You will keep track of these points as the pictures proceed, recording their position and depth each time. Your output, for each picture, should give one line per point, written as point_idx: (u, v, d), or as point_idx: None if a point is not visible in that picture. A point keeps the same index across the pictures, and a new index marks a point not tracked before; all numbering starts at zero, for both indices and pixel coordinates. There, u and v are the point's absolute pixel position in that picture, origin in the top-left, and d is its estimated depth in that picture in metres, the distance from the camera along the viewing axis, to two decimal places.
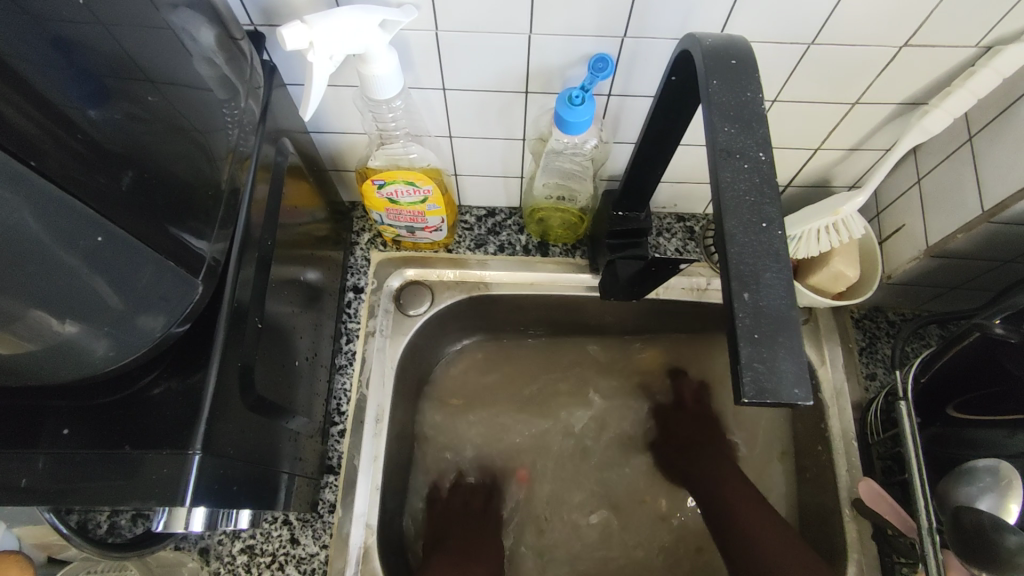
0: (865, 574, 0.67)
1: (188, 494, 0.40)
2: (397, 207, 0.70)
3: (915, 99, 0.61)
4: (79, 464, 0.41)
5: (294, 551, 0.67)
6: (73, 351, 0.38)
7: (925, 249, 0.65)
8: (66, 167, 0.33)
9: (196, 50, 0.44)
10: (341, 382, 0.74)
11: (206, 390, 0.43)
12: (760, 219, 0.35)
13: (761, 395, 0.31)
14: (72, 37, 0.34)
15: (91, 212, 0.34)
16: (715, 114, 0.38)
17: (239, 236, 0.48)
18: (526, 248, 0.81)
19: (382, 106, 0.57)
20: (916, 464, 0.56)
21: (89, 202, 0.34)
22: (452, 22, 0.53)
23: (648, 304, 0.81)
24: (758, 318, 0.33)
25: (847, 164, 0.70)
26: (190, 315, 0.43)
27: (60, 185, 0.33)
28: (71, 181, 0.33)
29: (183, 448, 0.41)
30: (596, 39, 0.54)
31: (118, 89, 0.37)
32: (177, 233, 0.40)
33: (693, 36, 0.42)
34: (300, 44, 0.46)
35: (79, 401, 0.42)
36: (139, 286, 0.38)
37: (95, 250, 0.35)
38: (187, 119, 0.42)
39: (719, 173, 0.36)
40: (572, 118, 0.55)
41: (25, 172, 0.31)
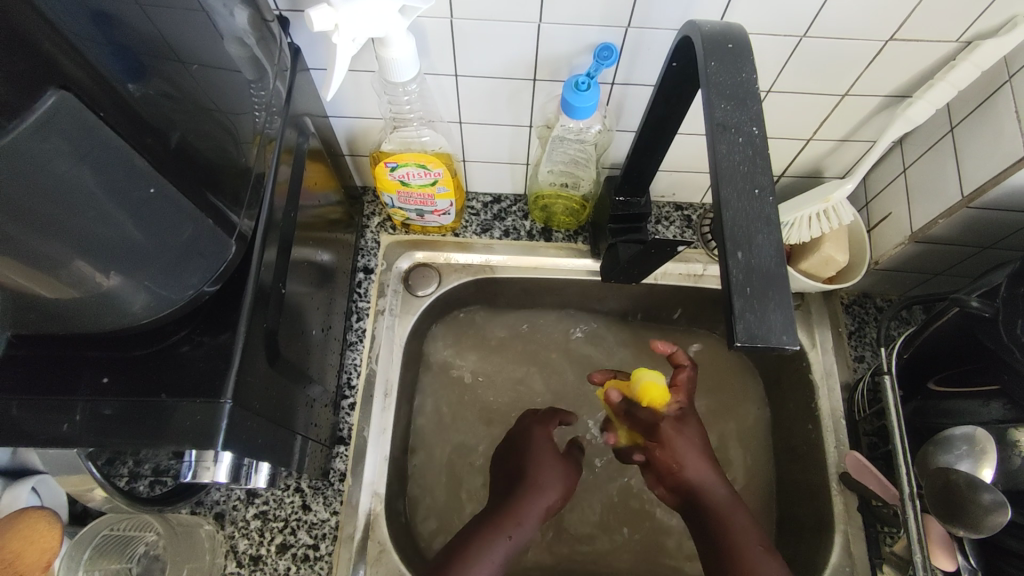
0: (850, 543, 0.70)
1: (220, 439, 0.43)
2: (408, 189, 0.74)
3: (900, 92, 0.64)
4: (117, 410, 0.44)
5: (305, 517, 0.69)
6: (117, 302, 0.41)
7: (909, 234, 0.69)
8: (121, 125, 0.35)
9: (230, 32, 0.47)
10: (352, 358, 0.78)
11: (236, 347, 0.46)
12: (752, 186, 0.38)
13: (752, 340, 0.34)
14: (112, 13, 0.34)
15: (147, 167, 0.37)
16: (712, 93, 0.41)
17: (266, 214, 0.51)
18: (530, 234, 0.85)
19: (398, 89, 0.60)
20: (898, 434, 0.59)
21: (145, 157, 0.37)
22: (467, 11, 0.56)
23: (647, 289, 0.85)
24: (750, 273, 0.36)
25: (837, 155, 0.74)
26: (222, 276, 0.46)
27: (123, 140, 0.36)
28: (128, 134, 0.36)
29: (216, 398, 0.44)
30: (601, 28, 0.58)
31: (151, 67, 0.37)
32: (214, 199, 0.43)
33: (694, 24, 0.46)
34: (326, 27, 0.50)
35: (116, 353, 0.45)
36: (183, 241, 0.41)
37: (149, 201, 0.38)
38: (220, 100, 0.45)
39: (716, 145, 0.39)
40: (578, 103, 0.59)
41: (94, 123, 0.34)
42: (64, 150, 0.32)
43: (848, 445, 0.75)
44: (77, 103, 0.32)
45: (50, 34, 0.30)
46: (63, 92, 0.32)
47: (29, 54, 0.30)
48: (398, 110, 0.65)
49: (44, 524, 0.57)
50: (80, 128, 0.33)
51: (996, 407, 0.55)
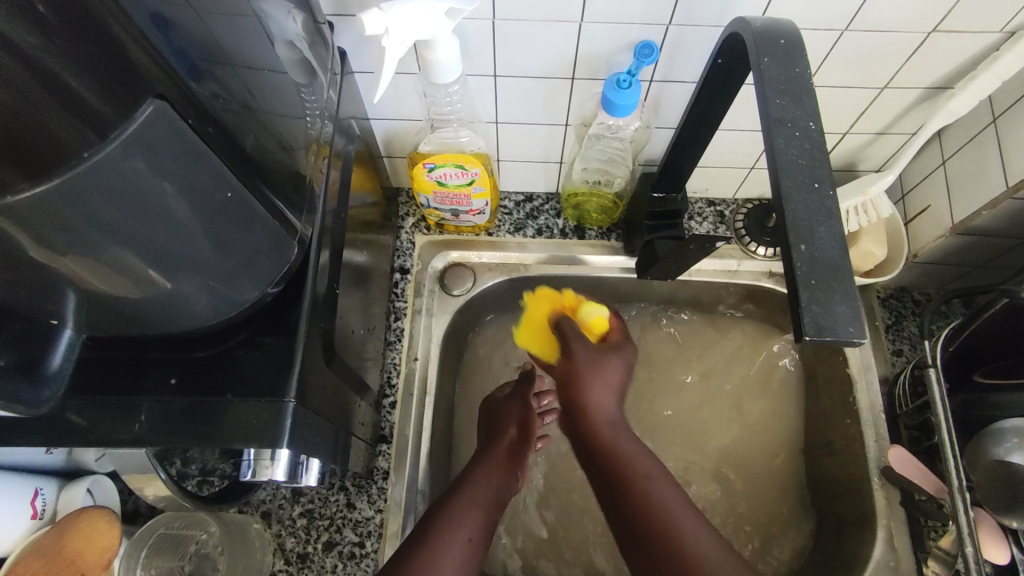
0: (894, 537, 0.70)
1: (285, 438, 0.44)
2: (444, 190, 0.74)
3: (941, 84, 0.64)
4: (182, 410, 0.45)
5: (350, 515, 0.70)
6: (186, 305, 0.42)
7: (950, 227, 0.69)
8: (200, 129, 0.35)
9: (278, 34, 0.48)
10: (392, 357, 0.79)
11: (296, 347, 0.47)
12: (813, 180, 0.39)
13: (820, 334, 0.35)
14: (170, 17, 0.33)
15: (226, 172, 0.38)
16: (767, 88, 0.42)
17: (320, 215, 0.52)
18: (563, 232, 0.85)
19: (441, 90, 0.61)
20: (945, 425, 0.59)
21: (225, 162, 0.38)
22: (509, 12, 0.57)
23: (680, 285, 0.85)
24: (814, 265, 0.36)
25: (874, 148, 0.74)
26: (284, 277, 0.47)
27: (206, 145, 0.36)
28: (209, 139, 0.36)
29: (280, 397, 0.45)
30: (642, 26, 0.58)
31: (208, 72, 0.36)
32: (279, 202, 0.44)
33: (743, 20, 0.46)
34: (377, 30, 0.50)
35: (180, 355, 0.47)
36: (252, 245, 0.42)
37: (226, 206, 0.39)
38: (274, 109, 0.45)
39: (774, 139, 0.40)
40: (619, 100, 0.59)
41: (184, 130, 0.34)
42: (155, 155, 0.33)
43: (888, 440, 0.74)
44: (171, 110, 0.33)
45: (130, 32, 0.30)
46: (160, 102, 0.33)
47: (112, 54, 0.30)
48: (438, 111, 0.66)
49: (103, 523, 0.59)
50: (171, 134, 0.34)
51: None
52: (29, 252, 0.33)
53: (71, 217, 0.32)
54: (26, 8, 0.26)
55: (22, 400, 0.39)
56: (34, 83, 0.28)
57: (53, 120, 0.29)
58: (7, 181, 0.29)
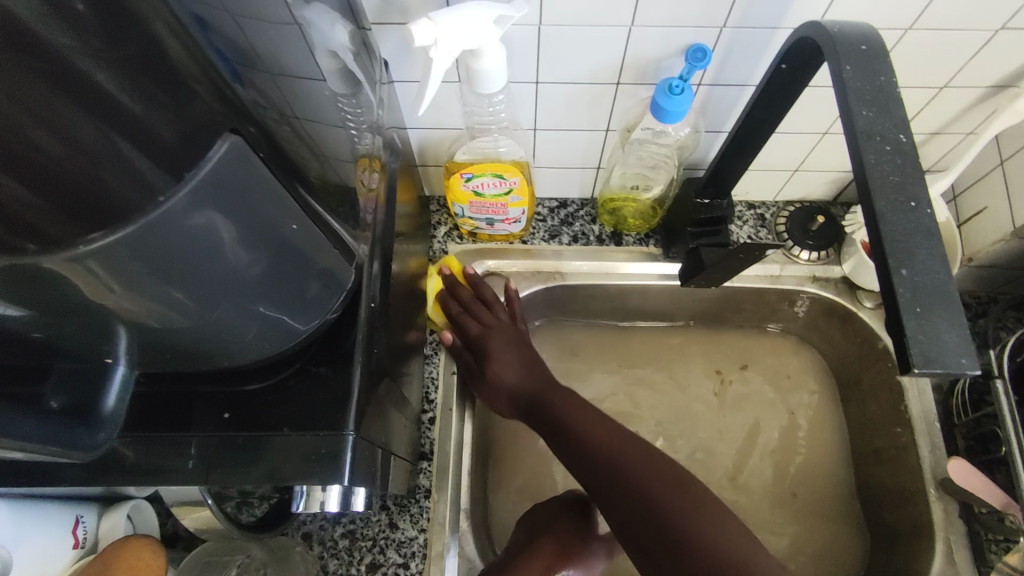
0: (954, 551, 0.68)
1: (344, 473, 0.42)
2: (481, 199, 0.72)
3: (1004, 82, 0.61)
4: (237, 446, 0.43)
5: (393, 535, 0.69)
6: (239, 337, 0.40)
7: (1012, 230, 0.66)
8: (261, 149, 0.34)
9: (325, 46, 0.46)
10: (430, 371, 0.77)
11: (353, 377, 0.45)
12: (907, 198, 0.36)
13: (928, 365, 0.32)
14: (209, 19, 0.30)
15: (290, 203, 0.36)
16: (851, 98, 0.39)
17: (372, 235, 0.49)
18: (600, 239, 0.83)
19: (484, 100, 0.59)
20: (1014, 438, 0.57)
21: (289, 192, 0.36)
22: (556, 16, 0.54)
23: (721, 291, 0.83)
24: (917, 291, 0.34)
25: (927, 148, 0.71)
26: (342, 303, 0.45)
27: (271, 175, 0.34)
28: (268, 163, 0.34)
29: (339, 429, 0.43)
30: (696, 30, 0.56)
31: (251, 76, 0.33)
32: (337, 226, 0.42)
33: (817, 24, 0.43)
34: (426, 41, 0.48)
35: (230, 388, 0.45)
36: (313, 274, 0.40)
37: (290, 238, 0.37)
38: (315, 112, 0.43)
39: (863, 156, 0.37)
40: (671, 107, 0.57)
41: (251, 159, 0.33)
42: (224, 189, 0.31)
43: (944, 450, 0.72)
44: (242, 143, 0.32)
45: (177, 35, 0.28)
46: (236, 137, 0.31)
47: (163, 70, 0.28)
48: (478, 120, 0.64)
49: (148, 553, 0.57)
50: (241, 167, 0.32)
51: None
52: (82, 294, 0.31)
53: (131, 262, 0.30)
54: (71, 18, 0.24)
55: (75, 443, 0.36)
56: (89, 113, 0.26)
57: (107, 163, 0.27)
58: (71, 229, 0.28)
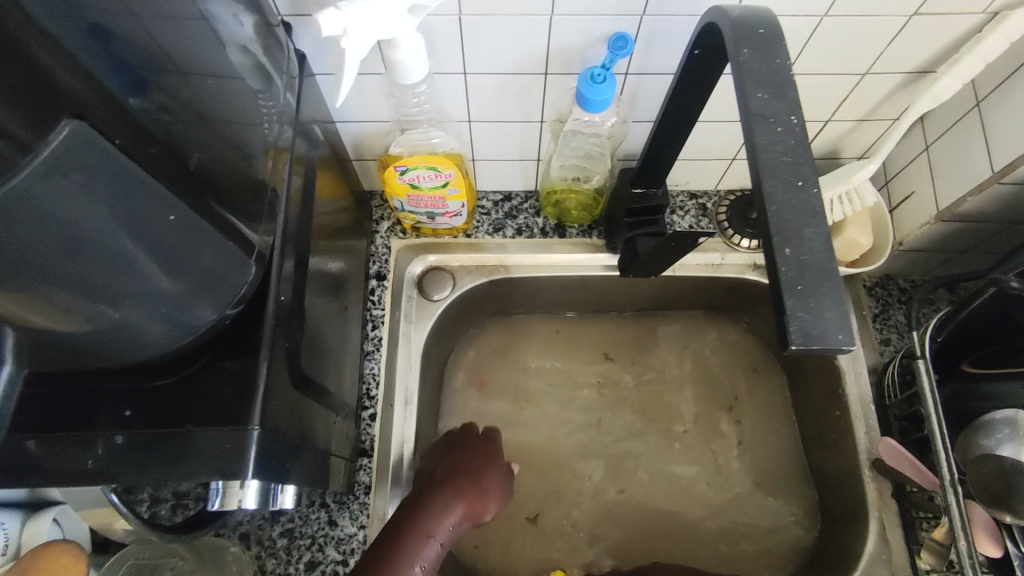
0: (886, 530, 0.69)
1: (248, 469, 0.43)
2: (418, 192, 0.72)
3: (923, 68, 0.62)
4: (139, 445, 0.43)
5: (333, 532, 0.68)
6: (138, 333, 0.40)
7: (936, 214, 0.67)
8: (129, 140, 0.34)
9: (232, 40, 0.46)
10: (371, 367, 0.76)
11: (259, 370, 0.45)
12: (796, 178, 0.37)
13: (807, 342, 0.33)
14: (106, 29, 0.33)
15: (165, 194, 0.36)
16: (746, 81, 0.40)
17: (280, 229, 0.49)
18: (543, 231, 0.82)
19: (408, 91, 0.59)
20: (936, 418, 0.58)
21: (165, 184, 0.36)
22: (475, 6, 0.54)
23: (664, 280, 0.83)
24: (801, 269, 0.34)
25: (857, 134, 0.72)
26: (242, 298, 0.45)
27: (140, 167, 0.34)
28: (139, 156, 0.34)
29: (243, 425, 0.43)
30: (615, 18, 0.56)
31: (153, 81, 0.37)
32: (230, 216, 0.42)
33: (720, 9, 0.44)
34: (335, 31, 0.48)
35: (138, 384, 0.44)
36: (200, 269, 0.40)
37: (167, 230, 0.37)
38: (223, 112, 0.44)
39: (755, 138, 0.38)
40: (594, 95, 0.57)
41: (115, 153, 0.33)
42: (88, 183, 0.32)
43: (878, 431, 0.73)
44: (96, 134, 0.31)
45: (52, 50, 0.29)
46: (77, 122, 0.31)
47: (29, 71, 0.28)
48: (407, 112, 0.64)
49: (69, 557, 0.56)
50: (99, 159, 0.32)
51: None
52: None
53: None
54: None
55: None
56: None
57: None
58: None
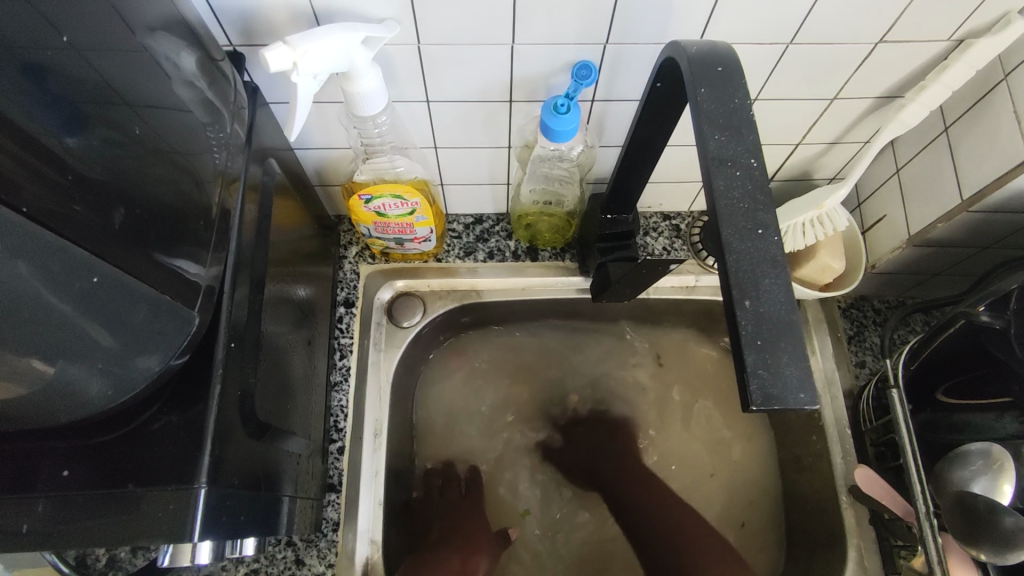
0: (864, 558, 0.69)
1: (194, 530, 0.41)
2: (385, 220, 0.69)
3: (891, 93, 0.62)
4: (79, 506, 0.41)
5: (300, 573, 0.66)
6: (76, 393, 0.38)
7: (908, 238, 0.67)
8: (41, 200, 0.32)
9: (176, 76, 0.45)
10: (338, 399, 0.73)
11: (207, 422, 0.43)
12: (756, 225, 0.35)
13: (769, 403, 0.32)
14: (46, 67, 0.35)
15: (84, 256, 0.34)
16: (704, 122, 0.38)
17: (232, 260, 0.47)
18: (515, 254, 0.80)
19: (368, 122, 0.57)
20: (910, 450, 0.57)
21: (82, 244, 0.34)
22: (434, 35, 0.53)
23: (639, 303, 0.82)
24: (761, 323, 0.33)
25: (828, 157, 0.72)
26: (189, 346, 0.43)
27: (54, 231, 0.33)
28: (50, 215, 0.33)
29: (188, 483, 0.41)
30: (578, 47, 0.55)
31: (94, 115, 0.37)
32: (168, 262, 0.40)
33: (678, 44, 0.43)
34: (283, 66, 0.46)
35: (79, 442, 0.42)
36: (137, 327, 0.38)
37: (92, 291, 0.35)
38: (170, 145, 0.42)
39: (713, 181, 0.37)
40: (558, 126, 0.55)
41: (17, 221, 0.31)
42: None
43: (855, 456, 0.72)
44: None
45: None
46: None
47: None
48: (368, 141, 0.61)
49: None
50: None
51: (1010, 422, 0.54)
52: None
53: None
54: None
55: None
56: None
57: None
58: None
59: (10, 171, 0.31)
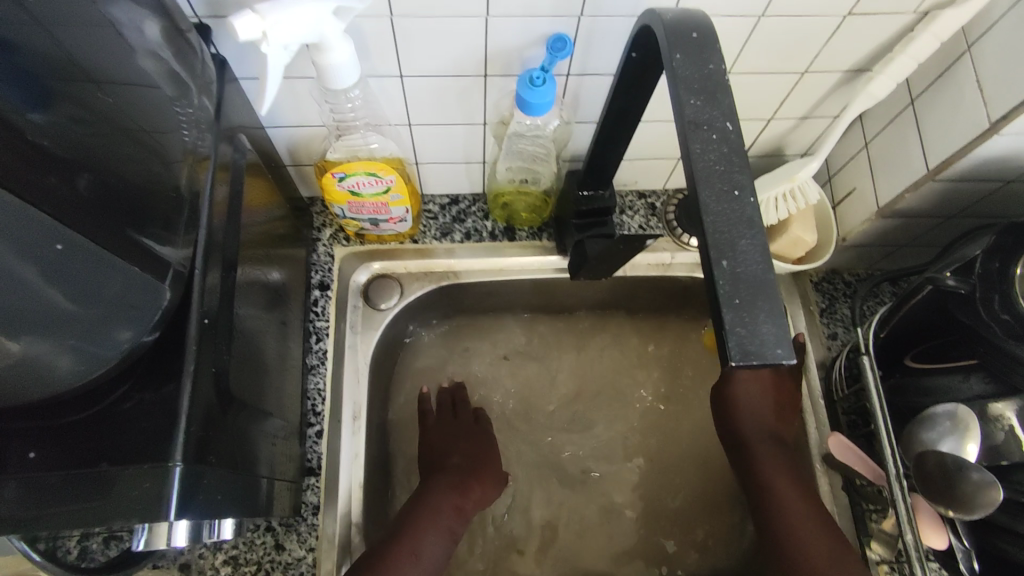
0: (837, 524, 0.71)
1: (172, 508, 0.40)
2: (359, 200, 0.68)
3: (859, 67, 0.63)
4: (47, 488, 0.39)
5: (280, 557, 0.65)
6: (44, 371, 0.37)
7: (876, 210, 0.68)
8: (9, 166, 0.31)
9: (139, 46, 0.44)
10: (316, 382, 0.72)
11: (182, 401, 0.42)
12: (732, 187, 0.36)
13: (746, 358, 0.32)
14: (6, 37, 0.34)
15: (52, 223, 0.33)
16: (680, 88, 0.39)
17: (204, 239, 0.46)
18: (492, 234, 0.80)
19: (340, 96, 0.56)
20: (881, 414, 0.58)
21: (48, 209, 0.33)
22: (406, 7, 0.52)
23: (615, 281, 0.83)
24: (737, 283, 0.33)
25: (799, 132, 0.73)
26: (160, 323, 0.41)
27: (19, 195, 0.31)
28: (16, 182, 0.31)
29: (164, 462, 0.40)
30: (552, 19, 0.54)
31: (58, 89, 0.36)
32: (137, 237, 0.38)
33: (653, 11, 0.43)
34: (253, 35, 0.45)
35: (48, 421, 0.41)
36: (107, 301, 0.37)
37: (59, 261, 0.34)
38: (135, 120, 0.41)
39: (689, 145, 0.37)
40: (533, 99, 0.55)
41: None
42: None
43: (828, 426, 0.74)
44: None
45: None
46: None
47: None
48: (341, 117, 0.60)
49: None
50: None
51: (976, 382, 0.55)
52: None
53: None
54: None
55: None
56: None
57: None
58: None
59: None
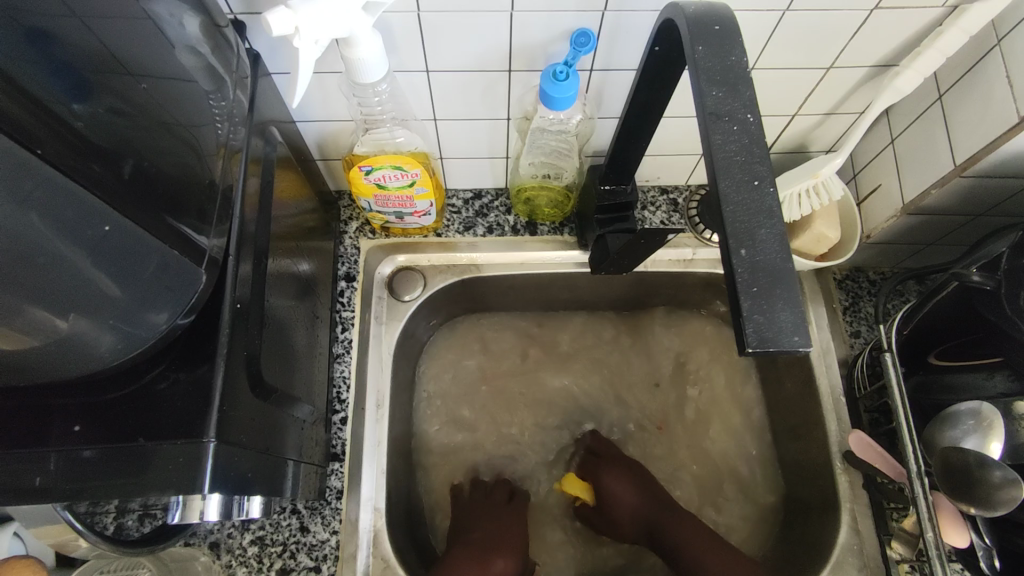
0: (858, 521, 0.70)
1: (205, 481, 0.42)
2: (385, 192, 0.69)
3: (886, 61, 0.62)
4: (90, 462, 0.42)
5: (304, 539, 0.67)
6: (87, 350, 0.39)
7: (902, 206, 0.67)
8: (61, 155, 0.33)
9: (179, 41, 0.46)
10: (341, 370, 0.74)
11: (215, 381, 0.44)
12: (751, 177, 0.36)
13: (763, 344, 0.33)
14: (49, 30, 0.35)
15: (100, 205, 0.35)
16: (702, 80, 0.39)
17: (235, 232, 0.48)
18: (515, 229, 0.81)
19: (368, 90, 0.57)
20: (903, 411, 0.58)
21: (93, 191, 0.35)
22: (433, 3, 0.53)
23: (636, 276, 0.83)
24: (755, 271, 0.34)
25: (824, 128, 0.72)
26: (195, 307, 0.44)
27: (70, 177, 0.34)
28: (64, 165, 0.33)
29: (198, 437, 0.42)
30: (576, 14, 0.55)
31: (100, 82, 0.38)
32: (176, 224, 0.40)
33: (676, 5, 0.43)
34: (286, 30, 0.46)
35: (86, 399, 0.43)
36: (147, 279, 0.39)
37: (105, 240, 0.36)
38: (171, 112, 0.43)
39: (710, 136, 0.37)
40: (557, 93, 0.55)
41: (29, 159, 0.32)
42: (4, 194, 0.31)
43: (849, 424, 0.74)
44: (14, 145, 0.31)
45: None
46: None
47: None
48: (368, 111, 0.62)
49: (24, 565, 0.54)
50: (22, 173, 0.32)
51: (1001, 380, 0.55)
52: None
53: None
54: None
55: None
56: None
57: None
58: None
59: (28, 125, 0.32)
